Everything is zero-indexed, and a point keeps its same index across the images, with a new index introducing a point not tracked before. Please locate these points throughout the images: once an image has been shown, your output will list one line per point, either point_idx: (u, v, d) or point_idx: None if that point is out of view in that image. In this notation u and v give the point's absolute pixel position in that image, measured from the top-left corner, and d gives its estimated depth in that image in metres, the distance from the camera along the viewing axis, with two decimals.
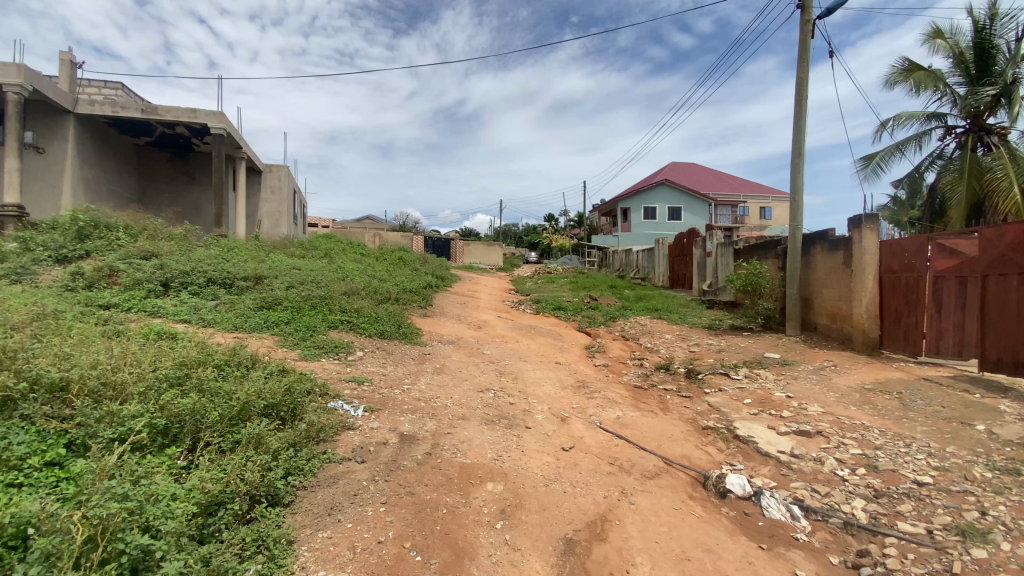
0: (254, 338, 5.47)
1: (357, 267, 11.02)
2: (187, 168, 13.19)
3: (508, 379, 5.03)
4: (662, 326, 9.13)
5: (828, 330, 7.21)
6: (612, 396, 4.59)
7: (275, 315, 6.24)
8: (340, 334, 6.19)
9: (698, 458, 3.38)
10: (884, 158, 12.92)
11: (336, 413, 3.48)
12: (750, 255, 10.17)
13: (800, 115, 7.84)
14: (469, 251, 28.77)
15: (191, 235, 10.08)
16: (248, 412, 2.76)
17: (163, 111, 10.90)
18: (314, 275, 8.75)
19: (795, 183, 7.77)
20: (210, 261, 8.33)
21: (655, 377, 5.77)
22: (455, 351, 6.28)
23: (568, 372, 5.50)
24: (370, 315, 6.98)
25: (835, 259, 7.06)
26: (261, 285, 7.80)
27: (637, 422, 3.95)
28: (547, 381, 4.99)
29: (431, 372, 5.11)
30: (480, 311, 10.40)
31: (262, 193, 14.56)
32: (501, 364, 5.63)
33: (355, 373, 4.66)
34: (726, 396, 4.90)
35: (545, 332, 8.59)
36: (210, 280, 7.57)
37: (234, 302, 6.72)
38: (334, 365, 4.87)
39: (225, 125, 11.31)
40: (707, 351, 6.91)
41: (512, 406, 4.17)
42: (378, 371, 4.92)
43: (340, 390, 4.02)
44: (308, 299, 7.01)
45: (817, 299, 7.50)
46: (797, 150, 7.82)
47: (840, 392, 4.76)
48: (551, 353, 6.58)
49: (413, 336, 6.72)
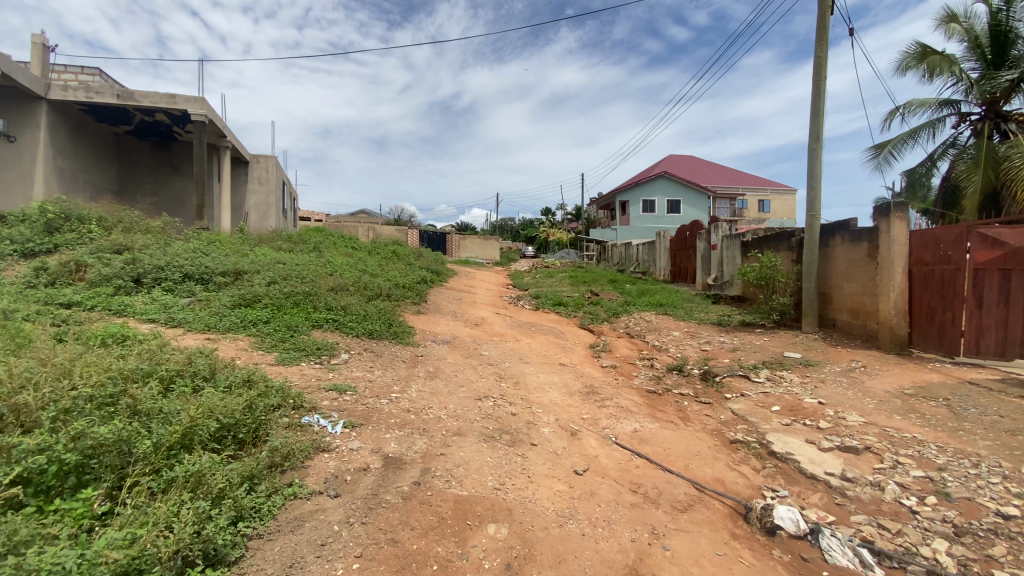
0: (227, 341, 4.94)
1: (348, 262, 10.47)
2: (170, 158, 12.59)
3: (509, 384, 4.52)
4: (669, 322, 8.63)
5: (848, 327, 6.76)
6: (625, 404, 4.09)
7: (253, 313, 5.71)
8: (325, 334, 5.67)
9: (733, 482, 2.91)
10: (897, 146, 12.46)
11: (308, 434, 2.97)
12: (759, 247, 9.69)
13: (818, 98, 7.33)
14: (465, 245, 28.19)
15: (170, 228, 9.48)
16: (192, 439, 2.26)
17: (140, 97, 10.23)
18: (301, 270, 8.20)
19: (812, 171, 7.28)
20: (188, 255, 7.75)
21: (669, 380, 5.27)
22: (450, 352, 5.76)
23: (575, 376, 4.99)
24: (358, 313, 6.46)
25: (858, 250, 6.58)
26: (241, 281, 7.24)
27: (657, 436, 3.46)
28: (553, 387, 4.48)
29: (422, 378, 4.59)
30: (476, 307, 9.88)
31: (249, 184, 13.95)
32: (501, 367, 5.14)
33: (336, 381, 4.13)
34: (751, 403, 4.41)
35: (546, 329, 8.07)
36: (187, 276, 7.02)
37: (210, 299, 6.18)
38: (315, 372, 4.34)
39: (206, 111, 10.61)
40: (721, 350, 6.43)
41: (514, 418, 3.67)
42: (363, 377, 4.39)
43: (318, 402, 3.51)
44: (291, 296, 6.47)
45: (837, 294, 7.04)
46: (815, 136, 7.32)
47: (878, 399, 4.30)
48: (555, 354, 6.08)
49: (404, 335, 6.20)
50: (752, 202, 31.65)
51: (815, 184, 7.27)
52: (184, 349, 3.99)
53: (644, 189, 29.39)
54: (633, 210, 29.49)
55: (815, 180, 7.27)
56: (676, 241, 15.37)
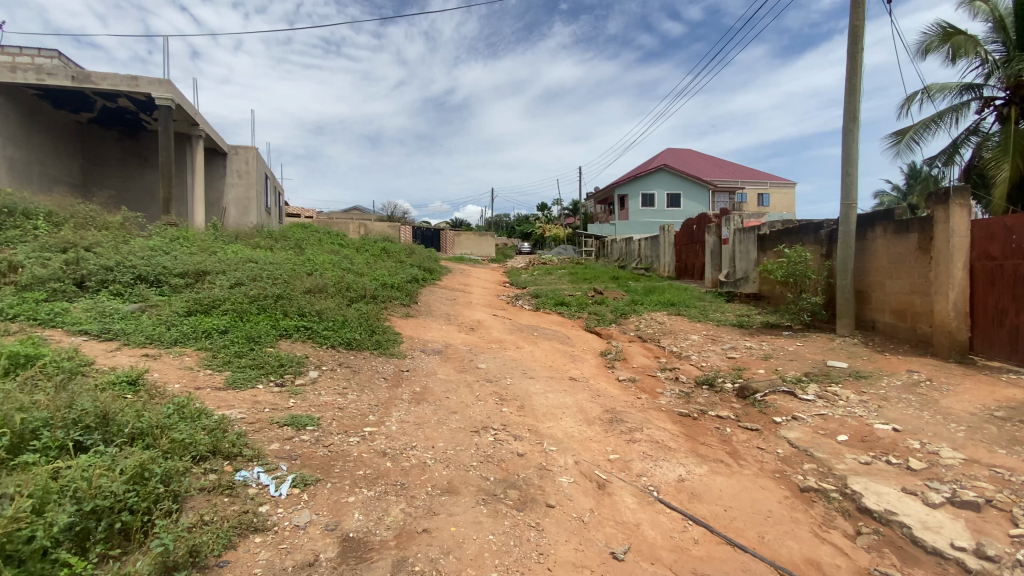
0: (168, 358, 4.08)
1: (332, 259, 9.57)
2: (139, 148, 11.65)
3: (512, 410, 3.68)
4: (685, 324, 7.81)
5: (893, 329, 5.97)
6: (658, 436, 3.28)
7: (209, 322, 4.85)
8: (294, 347, 4.80)
9: (832, 566, 2.12)
10: (919, 132, 11.69)
11: (236, 504, 2.13)
12: (780, 240, 8.88)
13: (854, 73, 6.53)
14: (459, 242, 27.28)
15: (131, 224, 8.56)
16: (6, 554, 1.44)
17: (98, 79, 9.25)
18: (274, 269, 7.31)
19: (848, 155, 6.50)
20: (144, 254, 6.83)
21: (700, 398, 4.45)
22: (441, 365, 4.90)
23: (591, 396, 4.15)
24: (334, 319, 5.58)
25: (905, 244, 5.78)
26: (203, 282, 6.37)
27: (710, 486, 2.66)
28: (567, 414, 3.63)
29: (406, 402, 3.73)
30: (472, 309, 9.04)
31: (226, 176, 12.99)
32: (501, 385, 4.31)
33: (295, 412, 3.28)
34: (809, 431, 3.60)
35: (550, 334, 7.23)
36: (139, 277, 6.16)
37: (161, 306, 5.33)
38: (270, 400, 3.47)
39: (172, 95, 9.62)
40: (751, 359, 5.64)
41: (521, 462, 2.83)
42: (331, 404, 3.52)
43: (262, 447, 2.67)
44: (256, 300, 5.60)
45: (878, 293, 6.24)
46: (851, 115, 6.52)
47: (966, 425, 3.50)
48: (564, 366, 5.23)
49: (388, 345, 5.34)
50: (750, 196, 30.92)
51: (851, 169, 6.48)
52: (99, 382, 3.14)
53: (642, 184, 28.66)
54: (631, 204, 28.74)
55: (851, 164, 6.48)
56: (682, 235, 14.55)
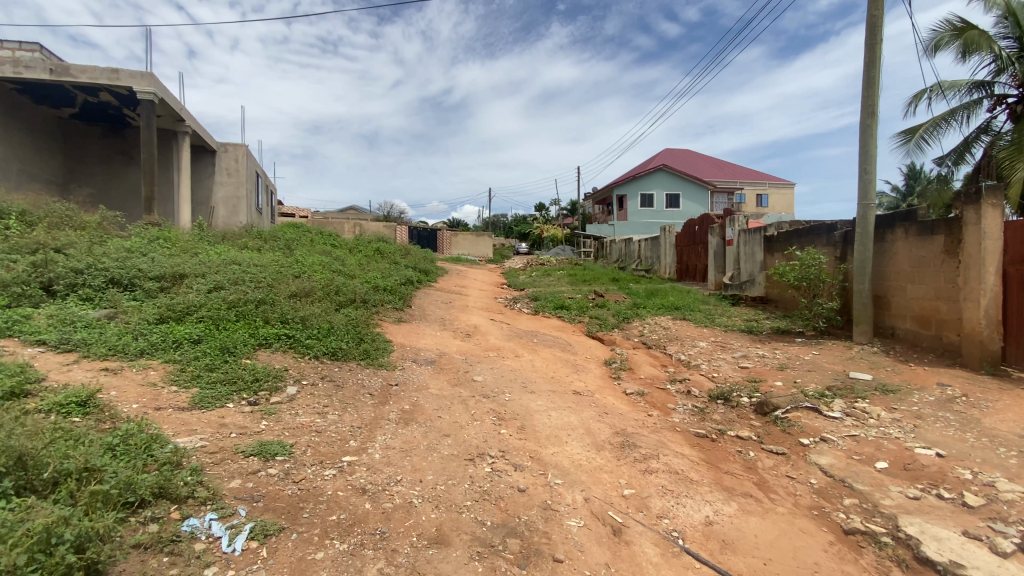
0: (130, 373, 3.68)
1: (322, 261, 9.16)
2: (123, 145, 11.22)
3: (511, 432, 3.29)
4: (692, 330, 7.44)
5: (916, 337, 5.63)
6: (677, 463, 2.92)
7: (181, 330, 4.45)
8: (273, 358, 4.40)
9: None
10: (929, 130, 11.36)
11: (175, 567, 1.76)
12: (789, 242, 8.52)
13: (872, 66, 6.18)
14: (455, 242, 26.86)
15: (109, 224, 8.13)
16: None
17: (77, 72, 8.83)
18: (259, 271, 6.90)
19: (865, 152, 6.16)
20: (120, 256, 6.41)
21: (716, 415, 4.07)
22: (433, 378, 4.52)
23: (598, 414, 3.76)
24: (319, 326, 5.19)
25: (929, 247, 5.43)
26: (181, 286, 5.96)
27: (744, 531, 2.32)
28: (572, 436, 3.25)
29: (393, 423, 3.34)
30: (468, 313, 8.65)
31: (214, 175, 12.56)
32: (499, 400, 3.93)
33: (265, 438, 2.89)
34: (842, 456, 3.25)
35: (550, 340, 6.85)
36: (112, 280, 5.75)
37: (131, 312, 4.92)
38: (238, 424, 3.08)
39: (155, 89, 9.16)
40: (767, 369, 5.27)
41: (524, 499, 2.46)
42: (307, 428, 3.13)
43: (218, 485, 2.29)
44: (235, 306, 5.19)
45: (898, 298, 5.89)
46: (869, 110, 6.17)
47: (1017, 451, 3.19)
48: (566, 378, 4.84)
49: (377, 355, 4.94)
50: (750, 196, 30.58)
51: (870, 168, 6.13)
52: (43, 411, 2.76)
53: (642, 184, 28.36)
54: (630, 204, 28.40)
55: (870, 162, 6.13)
56: (683, 236, 14.19)
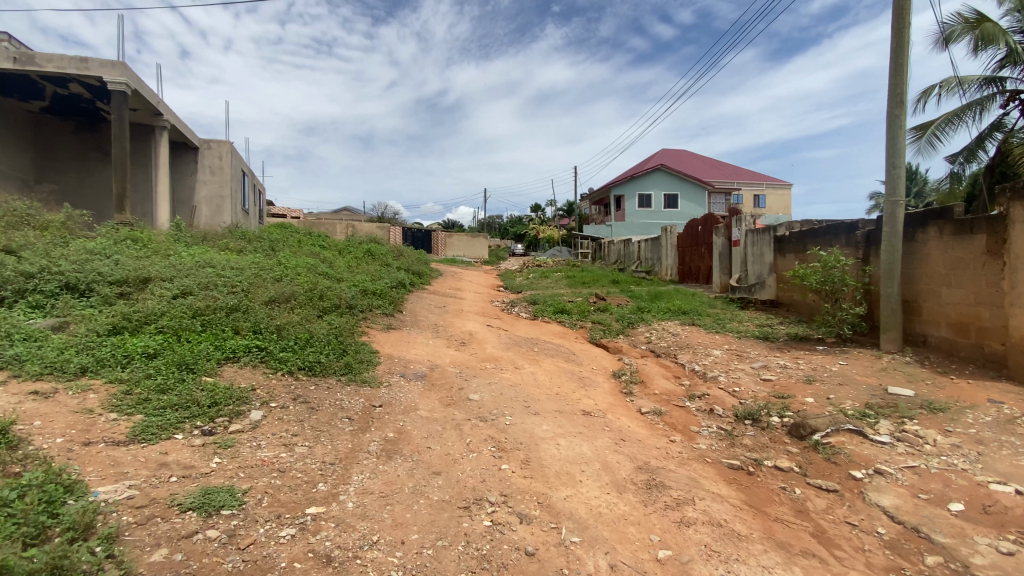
0: (65, 398, 3.14)
1: (308, 263, 8.57)
2: (98, 141, 10.62)
3: (513, 467, 2.77)
4: (702, 337, 6.95)
5: (953, 346, 5.14)
6: (716, 511, 2.40)
7: (134, 343, 3.89)
8: (239, 375, 3.85)
9: None
10: (941, 126, 10.88)
11: None
12: (803, 242, 8.02)
13: (899, 53, 5.69)
14: (450, 244, 26.36)
15: (74, 223, 7.56)
16: None
17: (42, 62, 8.25)
18: (234, 274, 6.33)
19: (893, 145, 5.68)
20: (79, 258, 5.84)
21: (747, 440, 3.57)
22: (423, 396, 3.99)
23: (614, 442, 3.23)
24: (296, 337, 4.63)
25: (967, 247, 4.95)
26: (145, 290, 5.40)
27: None
28: (587, 473, 2.72)
29: (373, 458, 2.81)
30: (462, 318, 8.14)
31: (197, 173, 11.96)
32: (499, 425, 3.40)
33: (211, 484, 2.36)
34: (906, 495, 2.74)
35: (551, 349, 6.34)
36: (66, 286, 5.17)
37: (81, 322, 4.36)
38: (183, 463, 2.55)
39: (127, 79, 8.56)
40: (792, 383, 4.77)
41: (533, 569, 1.94)
42: (270, 466, 2.60)
43: (133, 561, 1.76)
44: (201, 314, 4.63)
45: (930, 303, 5.41)
46: (897, 100, 5.68)
47: None
48: (573, 395, 4.30)
49: (361, 369, 4.38)
50: (747, 197, 30.22)
51: (898, 162, 5.65)
52: None
53: (639, 184, 27.94)
54: (628, 205, 27.98)
55: (898, 155, 5.66)
56: (686, 236, 13.73)
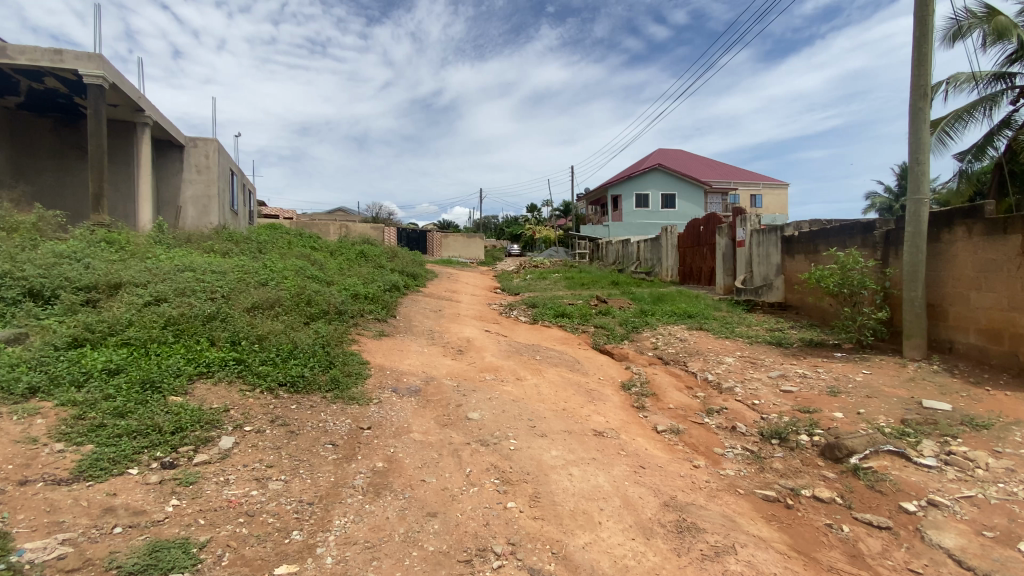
0: (6, 425, 2.74)
1: (296, 265, 8.16)
2: (78, 138, 10.17)
3: (520, 505, 2.39)
4: (712, 342, 6.61)
5: (984, 354, 4.82)
6: (761, 563, 2.04)
7: (94, 358, 3.48)
8: (211, 394, 3.45)
9: None
10: (950, 123, 10.58)
11: None
12: (814, 241, 7.67)
13: (923, 42, 5.37)
14: (447, 245, 25.95)
15: (47, 224, 7.13)
16: None
17: (15, 54, 7.81)
18: (215, 279, 5.92)
19: (916, 140, 5.36)
20: (47, 262, 5.41)
21: (778, 463, 3.21)
22: (417, 415, 3.61)
23: (633, 470, 2.86)
24: (278, 347, 4.24)
25: (1001, 249, 4.64)
26: (117, 296, 4.99)
27: None
28: (606, 513, 2.35)
29: (359, 496, 2.42)
30: (459, 322, 7.77)
31: (182, 171, 11.51)
32: (502, 450, 3.02)
33: (162, 536, 1.98)
34: (970, 533, 2.40)
35: (554, 356, 5.98)
36: (30, 292, 4.76)
37: (41, 333, 3.95)
38: (132, 507, 2.15)
39: (105, 72, 8.12)
40: (815, 395, 4.43)
41: None
42: (237, 510, 2.22)
43: None
44: (174, 323, 4.23)
45: (958, 307, 5.09)
46: (920, 91, 5.36)
47: None
48: (581, 412, 3.93)
49: (349, 384, 3.99)
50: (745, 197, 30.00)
51: (922, 157, 5.32)
52: None
53: (636, 184, 27.68)
54: (625, 204, 27.71)
55: (921, 150, 5.33)
56: (687, 236, 13.39)
